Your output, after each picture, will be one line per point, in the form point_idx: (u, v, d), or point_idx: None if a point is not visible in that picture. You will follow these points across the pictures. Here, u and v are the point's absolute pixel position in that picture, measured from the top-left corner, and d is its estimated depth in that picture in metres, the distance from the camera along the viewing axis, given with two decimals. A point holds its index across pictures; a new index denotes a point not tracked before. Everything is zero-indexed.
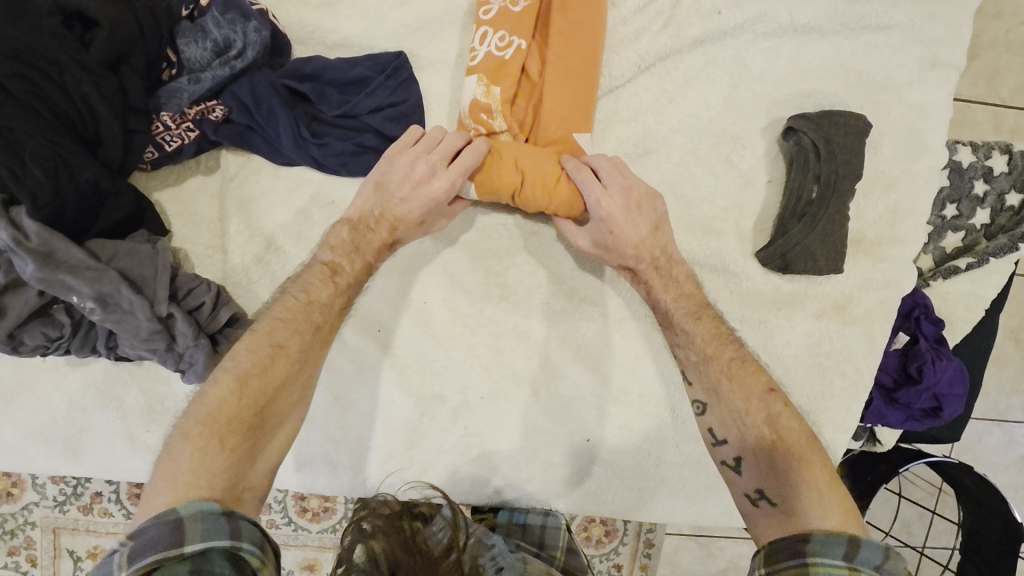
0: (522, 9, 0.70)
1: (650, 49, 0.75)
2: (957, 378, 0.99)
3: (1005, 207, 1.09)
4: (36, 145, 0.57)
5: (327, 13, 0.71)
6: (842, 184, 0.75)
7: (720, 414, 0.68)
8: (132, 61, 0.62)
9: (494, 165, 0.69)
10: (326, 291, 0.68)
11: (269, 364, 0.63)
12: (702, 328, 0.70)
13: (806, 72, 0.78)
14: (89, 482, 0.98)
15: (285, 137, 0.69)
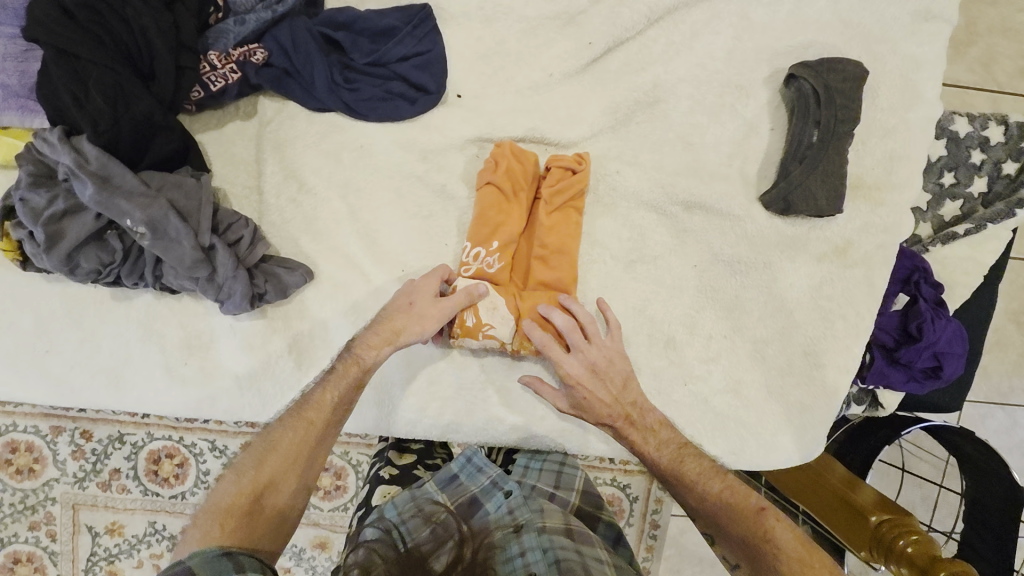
0: (497, 268, 0.81)
1: (659, 2, 0.80)
2: (956, 338, 1.03)
3: (1001, 175, 1.15)
4: (99, 74, 0.64)
5: None
6: (840, 128, 0.79)
7: (715, 530, 0.72)
8: (186, 2, 0.68)
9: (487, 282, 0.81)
10: (321, 394, 0.73)
11: (281, 452, 0.68)
12: (688, 468, 0.76)
13: (805, 26, 0.83)
14: (109, 459, 1.02)
15: (319, 82, 0.74)
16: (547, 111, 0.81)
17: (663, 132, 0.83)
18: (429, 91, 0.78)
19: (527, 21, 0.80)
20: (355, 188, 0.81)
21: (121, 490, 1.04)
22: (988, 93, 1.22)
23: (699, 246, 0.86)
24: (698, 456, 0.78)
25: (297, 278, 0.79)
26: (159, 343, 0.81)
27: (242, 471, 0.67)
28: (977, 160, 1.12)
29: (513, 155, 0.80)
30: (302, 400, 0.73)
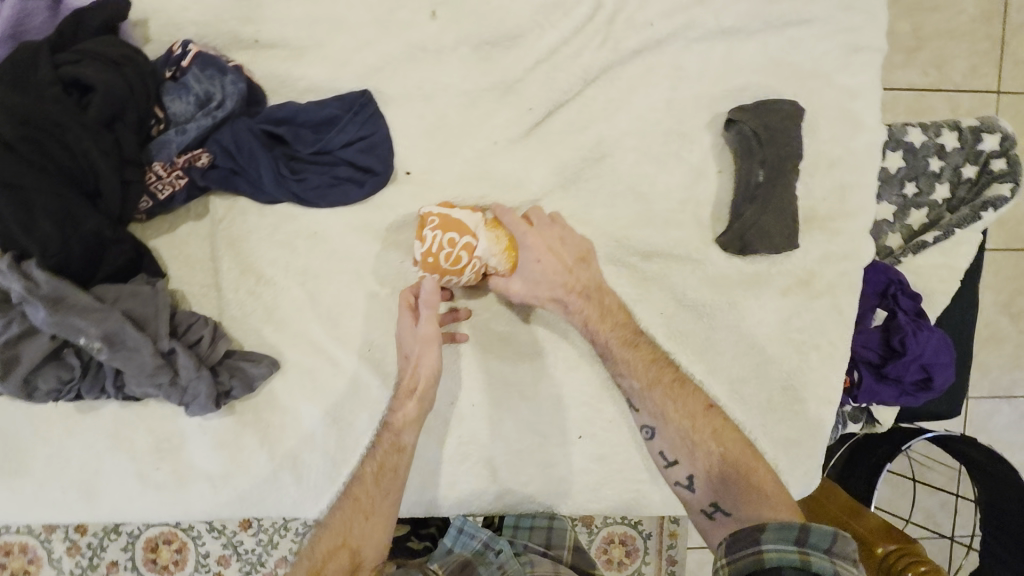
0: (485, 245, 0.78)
1: (592, 63, 0.82)
2: (942, 347, 1.03)
3: (962, 179, 1.15)
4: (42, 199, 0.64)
5: (295, 63, 0.78)
6: (786, 166, 0.81)
7: (663, 429, 0.76)
8: (126, 119, 0.68)
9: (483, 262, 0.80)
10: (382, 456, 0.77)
11: (355, 507, 0.74)
12: (638, 355, 0.78)
13: (739, 69, 0.84)
14: (105, 551, 1.00)
15: (266, 176, 0.76)
16: (497, 178, 0.82)
17: (614, 186, 0.84)
18: (376, 173, 0.79)
19: (467, 95, 0.81)
20: (314, 274, 0.81)
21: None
22: (945, 94, 1.24)
23: (666, 292, 0.86)
24: (651, 352, 0.79)
25: (262, 370, 0.78)
26: (131, 450, 0.80)
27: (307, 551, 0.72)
28: (936, 171, 1.11)
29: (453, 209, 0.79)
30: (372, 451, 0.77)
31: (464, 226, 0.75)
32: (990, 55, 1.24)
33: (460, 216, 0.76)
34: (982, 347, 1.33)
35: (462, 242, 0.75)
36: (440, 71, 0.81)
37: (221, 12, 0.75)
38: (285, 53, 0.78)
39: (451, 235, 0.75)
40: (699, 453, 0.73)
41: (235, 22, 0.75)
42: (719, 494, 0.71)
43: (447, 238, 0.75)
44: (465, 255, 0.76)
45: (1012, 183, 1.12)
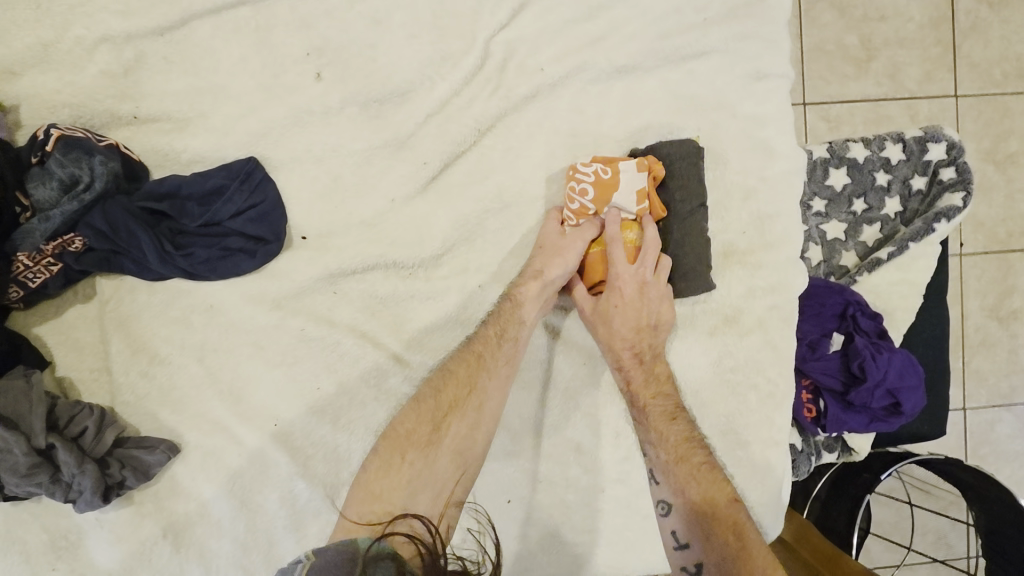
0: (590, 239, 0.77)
1: (485, 112, 0.80)
2: (906, 368, 0.96)
3: (913, 192, 1.10)
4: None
5: (177, 136, 0.76)
6: (693, 202, 0.77)
7: (656, 457, 0.73)
8: None
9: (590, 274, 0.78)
10: (511, 345, 0.75)
11: (463, 374, 0.73)
12: (678, 435, 0.73)
13: (639, 108, 0.81)
14: None
15: (150, 255, 0.72)
16: (395, 235, 0.79)
17: (521, 234, 0.80)
18: (267, 240, 0.76)
19: (359, 152, 0.79)
20: (209, 349, 0.78)
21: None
22: (902, 101, 1.20)
23: (585, 340, 0.82)
24: (675, 406, 0.75)
25: (157, 454, 0.74)
26: (21, 554, 0.75)
27: (422, 403, 0.72)
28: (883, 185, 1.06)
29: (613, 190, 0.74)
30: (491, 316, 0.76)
31: (601, 204, 0.75)
32: (941, 59, 1.20)
33: (618, 195, 0.75)
34: (969, 355, 1.26)
35: (579, 198, 0.75)
36: (329, 132, 0.78)
37: (93, 92, 0.74)
38: (168, 127, 0.76)
39: (589, 189, 0.74)
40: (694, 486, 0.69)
41: (108, 99, 0.74)
42: (693, 529, 0.67)
43: (582, 188, 0.74)
44: (587, 211, 0.75)
45: (965, 191, 1.07)
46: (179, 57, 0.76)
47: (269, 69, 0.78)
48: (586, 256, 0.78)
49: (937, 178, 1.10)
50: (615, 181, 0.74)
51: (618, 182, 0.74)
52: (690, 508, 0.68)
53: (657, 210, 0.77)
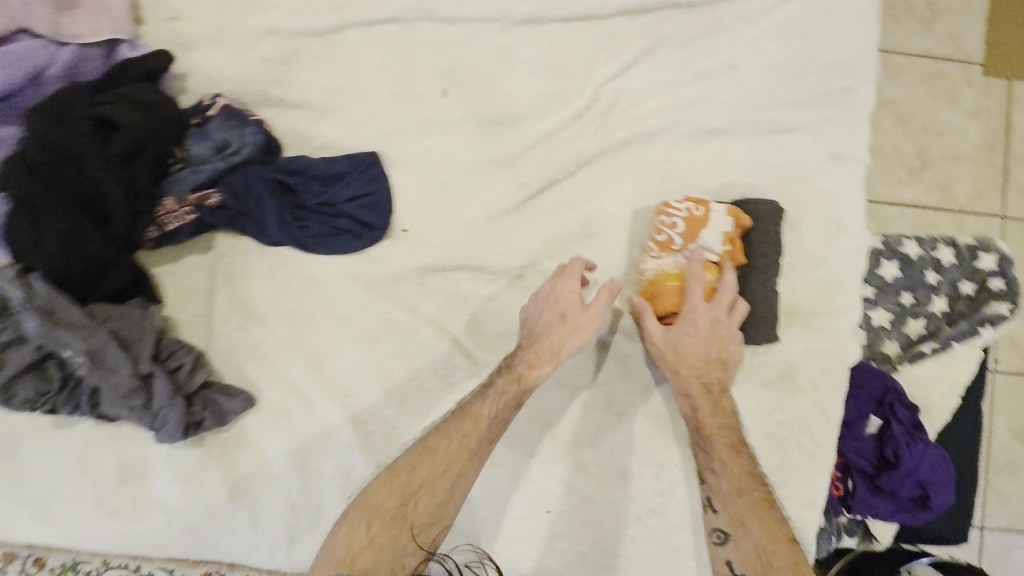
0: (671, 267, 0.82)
1: (587, 147, 0.87)
2: (939, 464, 0.98)
3: (960, 295, 1.14)
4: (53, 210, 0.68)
5: (315, 122, 0.85)
6: (765, 260, 0.83)
7: (716, 482, 0.79)
8: (146, 156, 0.74)
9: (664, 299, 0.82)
10: (479, 427, 0.78)
11: (442, 456, 0.76)
12: (738, 464, 0.78)
13: (726, 167, 0.88)
14: None
15: (270, 221, 0.81)
16: (487, 244, 0.86)
17: (601, 262, 0.87)
18: (373, 227, 0.84)
19: (467, 164, 0.87)
20: (302, 316, 0.85)
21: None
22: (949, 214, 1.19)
23: (643, 371, 0.86)
24: (731, 440, 0.79)
25: (236, 403, 0.80)
26: (94, 473, 0.80)
27: (394, 475, 0.75)
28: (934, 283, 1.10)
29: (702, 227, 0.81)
30: (494, 389, 0.79)
31: (688, 236, 0.81)
32: (994, 180, 1.19)
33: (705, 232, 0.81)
34: (994, 473, 1.20)
35: (670, 229, 0.82)
36: (445, 142, 0.87)
37: (251, 74, 0.83)
38: (307, 114, 0.86)
39: (679, 223, 0.81)
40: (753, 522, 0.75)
41: (264, 82, 0.84)
42: (748, 555, 0.73)
43: (672, 222, 0.82)
44: (674, 243, 0.82)
45: (1012, 303, 1.11)
46: (329, 57, 0.86)
47: (403, 81, 0.87)
48: (664, 286, 0.82)
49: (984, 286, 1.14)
50: (704, 218, 0.81)
51: (707, 220, 0.80)
52: (749, 534, 0.74)
53: (738, 258, 0.82)
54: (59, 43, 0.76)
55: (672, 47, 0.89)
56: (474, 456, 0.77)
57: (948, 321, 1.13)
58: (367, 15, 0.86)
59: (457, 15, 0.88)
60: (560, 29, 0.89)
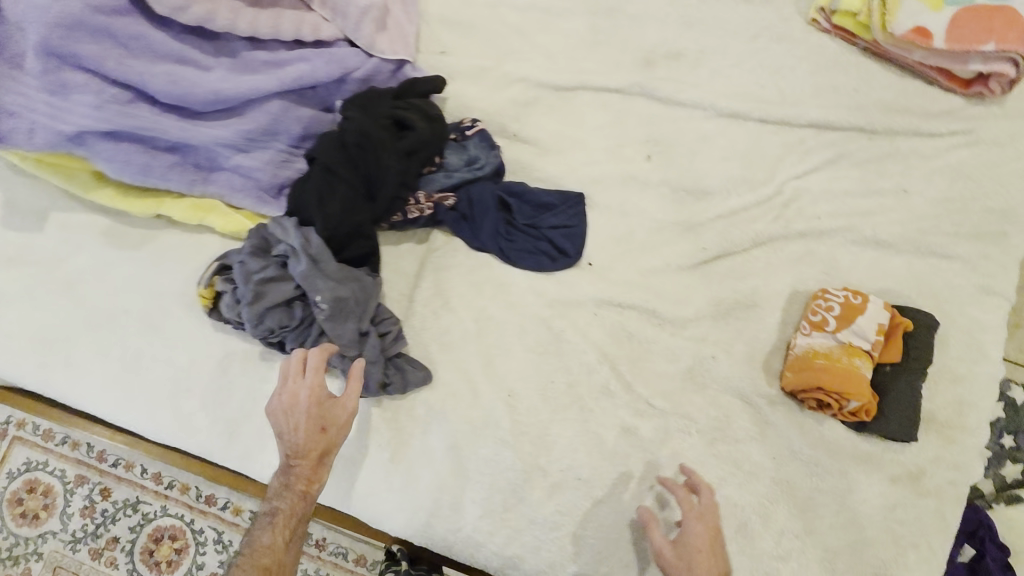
0: (827, 344, 0.90)
1: (764, 230, 0.99)
2: None
3: None
4: (347, 180, 0.83)
5: (539, 158, 1.00)
6: (914, 364, 0.90)
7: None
8: (420, 155, 0.86)
9: (823, 371, 0.89)
10: (297, 505, 0.79)
11: (288, 552, 0.78)
12: None
13: (884, 275, 0.98)
14: (111, 527, 1.37)
15: (486, 229, 0.94)
16: (661, 292, 0.97)
17: (757, 332, 0.96)
18: (567, 254, 0.96)
19: (656, 221, 0.99)
20: (488, 315, 0.95)
21: (108, 560, 1.36)
22: None
23: (778, 439, 0.93)
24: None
25: (420, 375, 0.91)
26: None
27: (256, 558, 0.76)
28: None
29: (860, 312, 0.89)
30: (294, 490, 0.79)
31: (847, 319, 0.89)
32: None
33: (862, 317, 0.89)
34: None
35: (828, 311, 0.91)
36: (641, 199, 1.00)
37: (499, 108, 0.99)
38: (533, 149, 1.00)
39: (836, 307, 0.91)
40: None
41: (506, 117, 1.00)
42: None
43: (828, 305, 0.91)
44: (827, 324, 0.90)
45: None
46: (561, 109, 1.02)
47: (616, 140, 1.02)
48: (822, 360, 0.89)
49: None
50: (861, 305, 0.90)
51: (865, 307, 0.89)
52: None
53: (891, 355, 0.90)
54: (369, 54, 0.92)
55: (851, 164, 1.02)
56: (293, 536, 0.79)
57: None
58: (599, 84, 1.02)
59: (673, 98, 1.03)
60: (757, 127, 1.03)
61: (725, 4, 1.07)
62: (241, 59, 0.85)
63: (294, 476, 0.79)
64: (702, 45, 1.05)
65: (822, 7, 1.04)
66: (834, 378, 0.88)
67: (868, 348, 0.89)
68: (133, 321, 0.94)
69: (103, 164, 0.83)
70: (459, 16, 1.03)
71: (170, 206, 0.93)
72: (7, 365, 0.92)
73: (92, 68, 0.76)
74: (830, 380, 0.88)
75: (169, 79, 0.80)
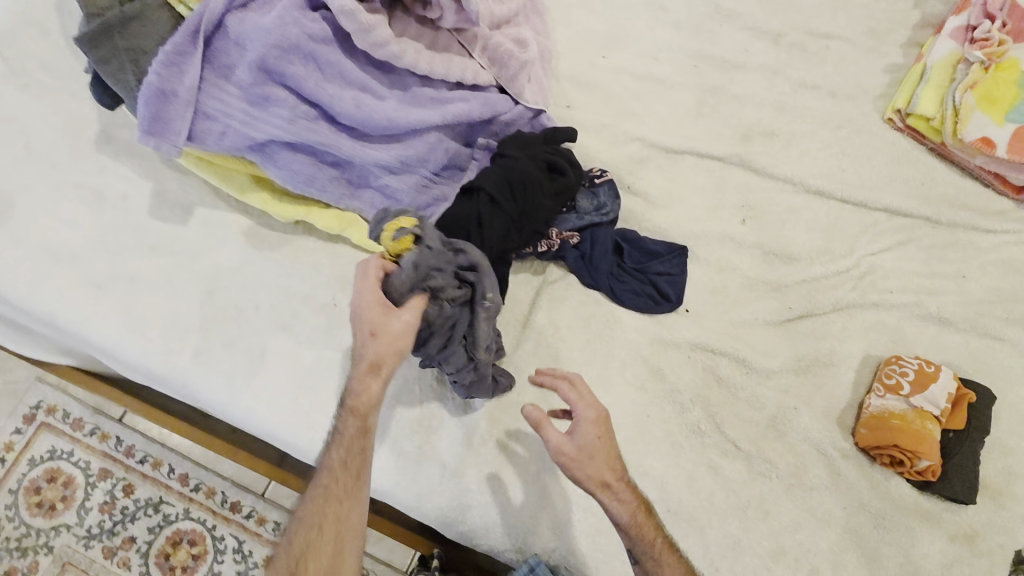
0: (902, 406, 0.99)
1: (842, 297, 1.10)
2: None
3: None
4: (509, 210, 0.90)
5: (648, 209, 1.10)
6: (975, 432, 1.00)
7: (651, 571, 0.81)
8: (565, 197, 0.95)
9: (898, 431, 0.97)
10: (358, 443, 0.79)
11: (353, 479, 0.78)
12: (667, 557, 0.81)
13: (945, 349, 1.09)
14: (128, 527, 1.33)
15: (604, 268, 1.03)
16: (749, 343, 1.06)
17: (833, 389, 1.06)
18: (668, 298, 1.05)
19: (747, 279, 1.09)
20: (593, 347, 1.02)
21: (120, 561, 1.31)
22: None
23: (850, 490, 1.01)
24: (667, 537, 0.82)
25: (509, 383, 0.97)
26: (400, 414, 0.97)
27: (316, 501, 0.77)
28: None
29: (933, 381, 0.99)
30: (335, 439, 0.80)
31: (921, 385, 0.99)
32: None
33: (934, 385, 0.99)
34: None
35: (902, 375, 1.01)
36: (735, 256, 1.10)
37: (617, 162, 1.10)
38: (643, 201, 1.10)
39: (909, 372, 1.01)
40: (624, 530, 0.80)
41: (622, 170, 1.10)
42: None
43: (902, 370, 1.01)
44: (902, 389, 1.00)
45: None
46: (669, 169, 1.13)
47: (715, 202, 1.12)
48: (897, 420, 0.98)
49: None
50: (934, 373, 1.00)
51: (937, 376, 0.99)
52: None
53: (957, 422, 1.00)
54: (516, 101, 1.01)
55: (918, 247, 1.14)
56: (356, 470, 0.79)
57: None
58: (704, 150, 1.13)
59: (767, 170, 1.14)
60: (838, 205, 1.15)
61: (815, 95, 1.20)
62: (412, 93, 0.94)
63: (342, 420, 0.80)
64: (793, 127, 1.18)
65: (898, 108, 1.19)
66: (907, 437, 0.97)
67: (938, 413, 0.99)
68: (263, 316, 0.98)
69: (274, 172, 0.89)
70: (586, 77, 1.14)
71: (316, 214, 0.98)
72: (136, 348, 0.96)
73: (295, 87, 0.86)
74: (904, 439, 0.97)
75: (354, 104, 0.88)
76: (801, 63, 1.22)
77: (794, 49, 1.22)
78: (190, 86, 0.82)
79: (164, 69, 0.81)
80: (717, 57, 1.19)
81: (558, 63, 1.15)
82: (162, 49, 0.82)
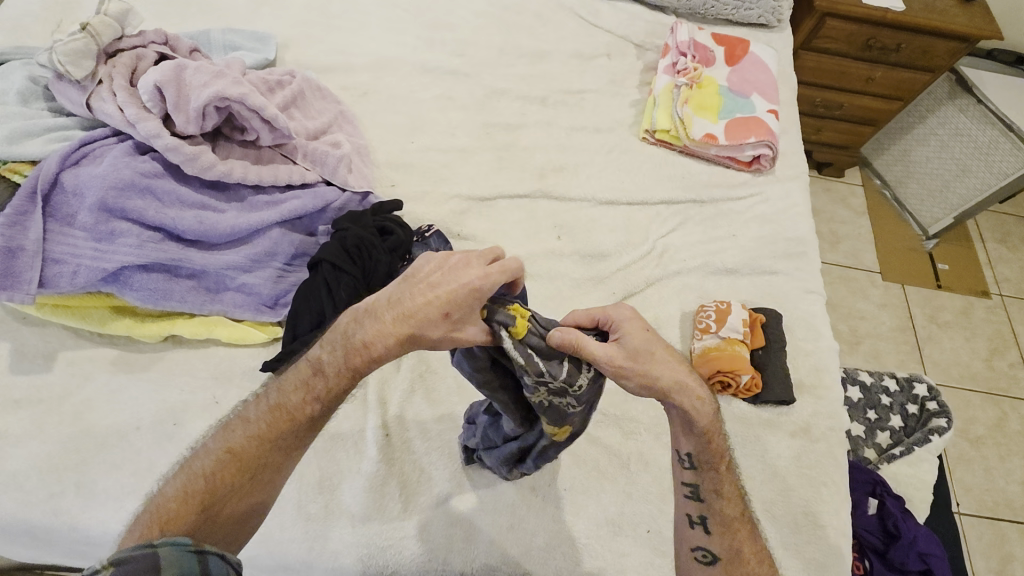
0: (715, 338, 1.23)
1: (651, 274, 1.35)
2: (928, 536, 1.33)
3: (909, 414, 1.66)
4: (351, 270, 1.05)
5: (479, 249, 1.30)
6: (775, 347, 1.26)
7: (705, 477, 0.90)
8: (398, 252, 1.12)
9: (716, 357, 1.20)
10: (315, 388, 0.85)
11: (298, 416, 0.85)
12: (729, 503, 0.90)
13: (738, 291, 1.36)
14: None
15: None
16: None
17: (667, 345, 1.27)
18: None
19: (575, 280, 1.31)
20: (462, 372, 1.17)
21: None
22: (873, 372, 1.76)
23: None
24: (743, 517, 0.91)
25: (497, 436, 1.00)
26: (301, 483, 1.03)
27: (253, 425, 0.85)
28: (886, 404, 1.68)
29: (730, 313, 1.25)
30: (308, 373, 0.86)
31: (721, 318, 1.24)
32: None
33: (728, 316, 1.24)
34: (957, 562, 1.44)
35: (708, 316, 1.25)
36: (560, 265, 1.32)
37: (442, 218, 1.31)
38: (473, 243, 1.31)
39: (713, 313, 1.25)
40: (714, 482, 0.90)
41: (450, 223, 1.31)
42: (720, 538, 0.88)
43: (708, 312, 1.26)
44: (711, 328, 1.24)
45: (946, 417, 1.61)
46: (488, 213, 1.36)
47: (532, 228, 1.36)
48: (715, 350, 1.21)
49: (926, 407, 1.66)
50: (727, 308, 1.26)
51: (730, 308, 1.25)
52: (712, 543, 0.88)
53: (757, 342, 1.26)
54: (342, 188, 1.18)
55: (694, 222, 1.44)
56: (307, 414, 0.85)
57: (908, 433, 1.64)
58: (512, 192, 1.39)
59: (564, 196, 1.41)
60: (627, 208, 1.44)
61: (585, 134, 1.53)
62: (247, 202, 1.10)
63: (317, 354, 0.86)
64: (576, 160, 1.48)
65: (647, 129, 1.54)
66: (725, 359, 1.19)
67: (742, 336, 1.23)
68: (142, 432, 1.01)
69: (131, 295, 1.00)
70: (400, 160, 1.38)
71: (181, 325, 1.07)
72: (13, 503, 0.94)
73: (137, 218, 1.00)
74: (724, 359, 1.19)
75: (197, 221, 1.03)
76: (568, 114, 1.55)
77: (559, 106, 1.56)
78: (35, 238, 0.95)
79: (8, 230, 0.94)
80: (501, 123, 1.49)
81: (376, 155, 1.38)
82: (5, 213, 0.95)
